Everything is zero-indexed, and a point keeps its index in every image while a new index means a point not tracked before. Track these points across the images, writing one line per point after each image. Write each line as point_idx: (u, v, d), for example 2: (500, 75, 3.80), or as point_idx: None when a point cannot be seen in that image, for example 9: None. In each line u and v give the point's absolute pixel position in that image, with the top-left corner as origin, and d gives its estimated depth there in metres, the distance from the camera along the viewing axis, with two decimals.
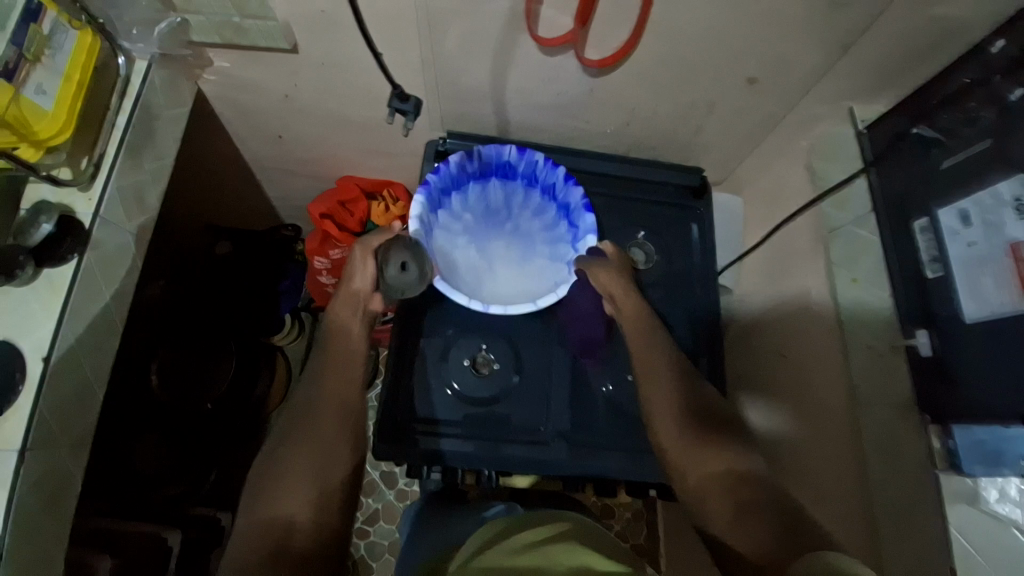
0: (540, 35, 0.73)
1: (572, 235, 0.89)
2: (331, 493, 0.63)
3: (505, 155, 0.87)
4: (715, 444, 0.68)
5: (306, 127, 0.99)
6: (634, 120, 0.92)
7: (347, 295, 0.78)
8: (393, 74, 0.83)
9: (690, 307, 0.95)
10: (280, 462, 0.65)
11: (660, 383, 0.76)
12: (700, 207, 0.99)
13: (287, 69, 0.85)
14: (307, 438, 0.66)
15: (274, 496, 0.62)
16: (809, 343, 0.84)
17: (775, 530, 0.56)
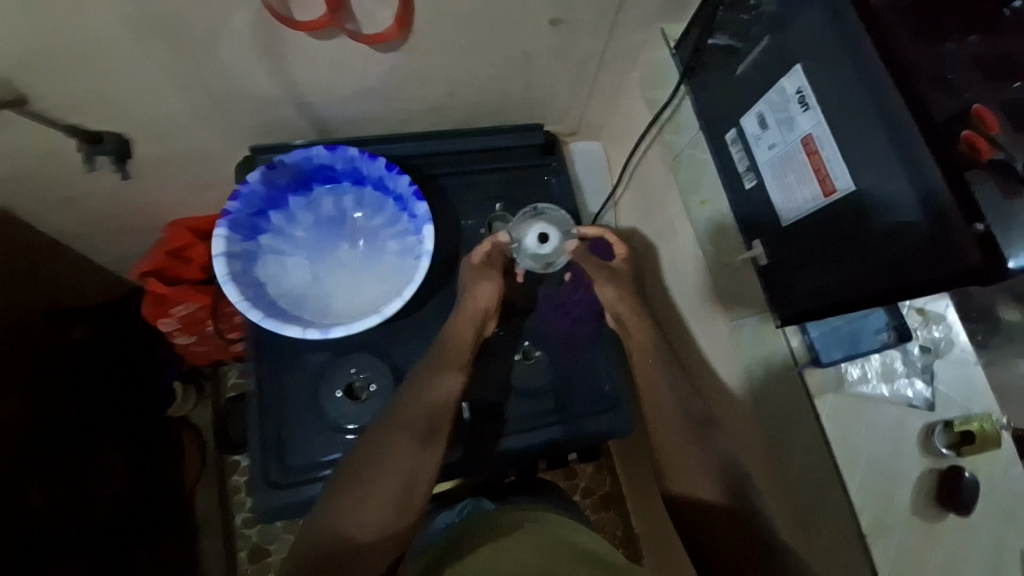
0: (299, 20, 0.65)
1: (415, 226, 0.82)
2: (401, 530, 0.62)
3: (317, 157, 0.78)
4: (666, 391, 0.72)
5: (97, 184, 0.85)
6: (457, 89, 0.85)
7: (475, 301, 0.79)
8: (158, 98, 0.72)
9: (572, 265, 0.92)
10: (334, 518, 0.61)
11: (649, 368, 0.74)
12: (553, 162, 0.95)
13: (30, 125, 0.71)
14: (392, 453, 0.64)
15: (346, 509, 0.60)
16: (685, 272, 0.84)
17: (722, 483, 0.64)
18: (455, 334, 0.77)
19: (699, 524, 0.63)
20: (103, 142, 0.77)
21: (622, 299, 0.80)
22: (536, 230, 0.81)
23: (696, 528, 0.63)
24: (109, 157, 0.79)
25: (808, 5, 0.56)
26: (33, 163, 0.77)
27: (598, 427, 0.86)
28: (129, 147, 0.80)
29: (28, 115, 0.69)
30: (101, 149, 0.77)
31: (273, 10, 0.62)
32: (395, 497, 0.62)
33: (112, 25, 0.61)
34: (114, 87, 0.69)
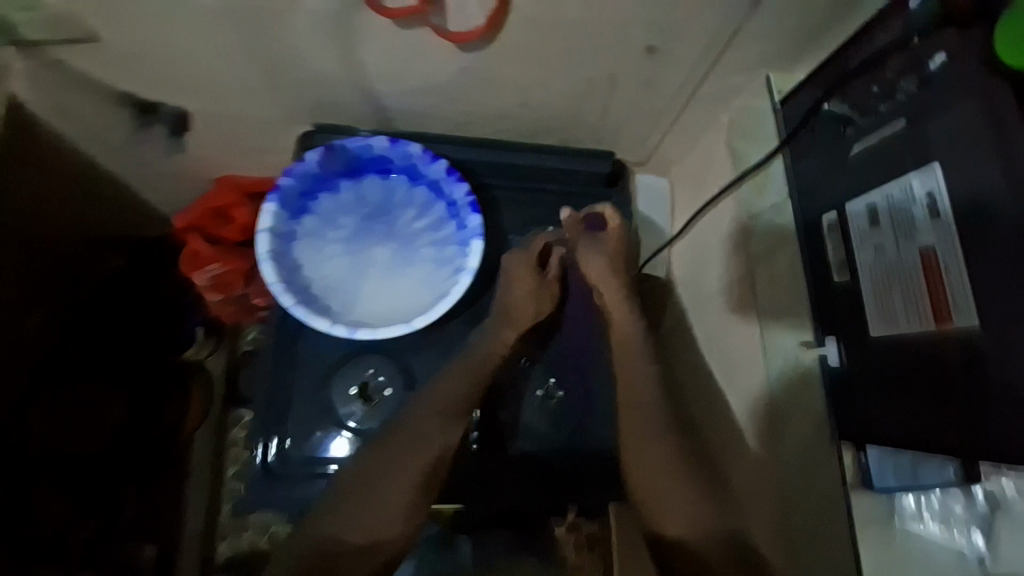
0: (385, 7, 0.61)
1: (460, 237, 0.77)
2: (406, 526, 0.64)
3: (375, 147, 0.74)
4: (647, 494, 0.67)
5: (152, 132, 0.84)
6: (530, 102, 0.80)
7: (506, 314, 0.79)
8: (224, 58, 0.69)
9: None
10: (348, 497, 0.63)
11: (639, 437, 0.71)
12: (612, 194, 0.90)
13: (98, 66, 0.69)
14: (400, 454, 0.65)
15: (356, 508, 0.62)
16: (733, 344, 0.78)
17: None
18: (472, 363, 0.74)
19: None
20: (160, 113, 0.79)
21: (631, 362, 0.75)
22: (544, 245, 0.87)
23: None
24: (165, 127, 0.81)
25: (959, 101, 0.50)
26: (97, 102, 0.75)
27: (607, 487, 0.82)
28: (189, 122, 0.82)
29: (96, 56, 0.67)
30: (157, 118, 0.80)
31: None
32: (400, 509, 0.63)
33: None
34: (187, 38, 0.66)
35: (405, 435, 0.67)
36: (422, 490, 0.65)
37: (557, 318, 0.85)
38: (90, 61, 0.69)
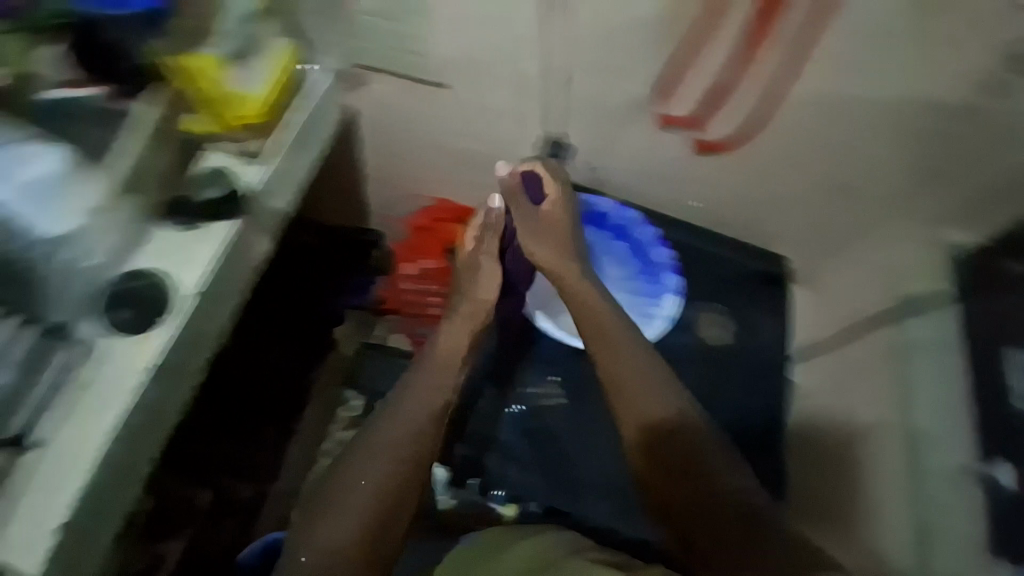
0: (671, 110, 0.82)
1: (651, 293, 0.89)
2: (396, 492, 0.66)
3: (602, 207, 0.92)
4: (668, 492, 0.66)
5: (418, 156, 1.04)
6: (729, 204, 0.94)
7: (473, 305, 0.85)
8: (523, 116, 0.89)
9: (771, 401, 0.86)
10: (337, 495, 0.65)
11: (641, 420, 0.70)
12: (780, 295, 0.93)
13: (427, 102, 0.92)
14: (386, 439, 0.69)
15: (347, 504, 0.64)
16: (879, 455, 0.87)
17: None
18: (445, 342, 0.81)
19: None
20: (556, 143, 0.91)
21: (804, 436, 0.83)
22: (713, 326, 0.89)
23: None
24: (549, 153, 0.93)
25: None
26: (404, 124, 0.98)
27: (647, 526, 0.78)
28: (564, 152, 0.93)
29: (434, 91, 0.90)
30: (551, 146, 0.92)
31: (665, 100, 0.81)
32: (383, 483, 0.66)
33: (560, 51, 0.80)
34: (507, 98, 0.87)
35: (408, 414, 0.72)
36: (416, 464, 0.69)
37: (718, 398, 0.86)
38: (425, 92, 0.91)
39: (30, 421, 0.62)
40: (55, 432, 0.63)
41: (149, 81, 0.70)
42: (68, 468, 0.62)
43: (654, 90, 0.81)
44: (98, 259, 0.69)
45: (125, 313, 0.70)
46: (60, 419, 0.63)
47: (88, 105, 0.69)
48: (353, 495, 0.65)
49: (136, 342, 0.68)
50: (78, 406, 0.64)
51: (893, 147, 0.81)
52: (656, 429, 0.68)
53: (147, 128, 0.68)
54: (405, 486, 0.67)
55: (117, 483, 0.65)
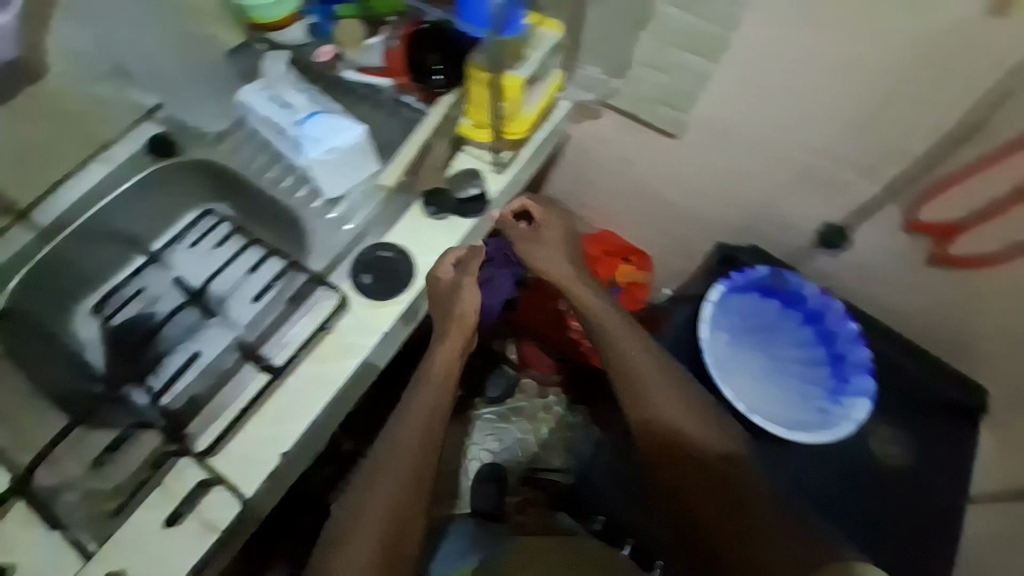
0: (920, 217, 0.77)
1: (835, 389, 0.85)
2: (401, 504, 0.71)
3: (804, 289, 0.87)
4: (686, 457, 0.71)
5: (616, 191, 1.08)
6: (943, 325, 0.86)
7: (458, 324, 0.79)
8: (746, 184, 0.89)
9: (923, 533, 0.84)
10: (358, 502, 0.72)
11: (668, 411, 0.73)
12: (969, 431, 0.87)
13: (650, 147, 0.94)
14: (399, 460, 0.73)
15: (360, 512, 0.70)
16: None
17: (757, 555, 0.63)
18: (443, 360, 0.79)
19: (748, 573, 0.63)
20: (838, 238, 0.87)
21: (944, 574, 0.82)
22: (886, 439, 0.87)
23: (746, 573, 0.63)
24: (828, 246, 0.89)
25: None
26: (614, 163, 1.02)
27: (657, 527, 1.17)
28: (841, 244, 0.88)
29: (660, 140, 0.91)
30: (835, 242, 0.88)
31: (922, 200, 0.76)
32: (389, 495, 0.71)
33: (824, 141, 0.77)
34: (735, 166, 0.88)
35: (409, 431, 0.75)
36: (414, 481, 0.73)
37: (875, 511, 0.85)
38: (649, 140, 0.93)
39: (284, 355, 0.72)
40: (296, 367, 0.72)
41: (451, 83, 0.77)
42: (305, 402, 0.71)
43: (914, 195, 0.76)
44: (351, 228, 0.79)
45: (368, 277, 0.77)
46: (299, 357, 0.72)
47: (385, 91, 0.82)
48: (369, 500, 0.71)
49: (368, 305, 0.76)
50: (324, 350, 0.73)
51: None
52: (672, 435, 0.72)
53: (434, 125, 0.77)
54: (403, 498, 0.71)
55: (325, 425, 0.74)
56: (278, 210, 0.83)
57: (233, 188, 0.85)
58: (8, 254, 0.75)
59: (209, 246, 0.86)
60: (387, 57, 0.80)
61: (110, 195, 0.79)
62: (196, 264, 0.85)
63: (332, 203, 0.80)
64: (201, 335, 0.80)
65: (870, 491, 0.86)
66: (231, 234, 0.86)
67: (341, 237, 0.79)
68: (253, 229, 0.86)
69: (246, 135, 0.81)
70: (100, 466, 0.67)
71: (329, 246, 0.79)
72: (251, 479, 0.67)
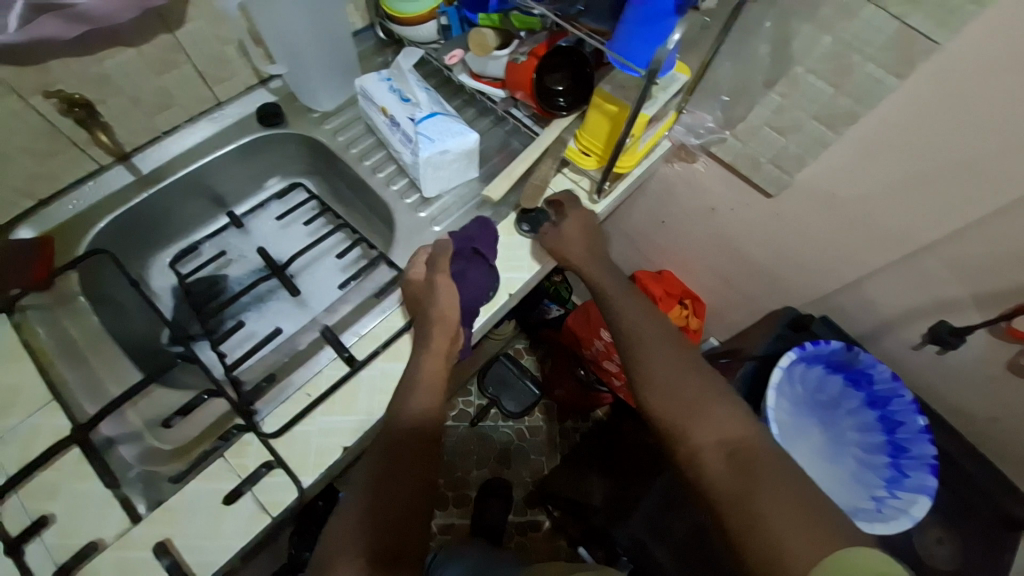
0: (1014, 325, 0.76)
1: (892, 478, 0.85)
2: (384, 518, 0.58)
3: (875, 370, 0.86)
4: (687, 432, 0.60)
5: (693, 233, 1.11)
6: (1000, 423, 0.88)
7: (440, 325, 0.68)
8: (832, 254, 0.91)
9: None
10: (338, 530, 0.59)
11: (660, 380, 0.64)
12: (1014, 540, 0.87)
13: (742, 198, 0.96)
14: (372, 480, 0.60)
15: (337, 540, 0.57)
16: None
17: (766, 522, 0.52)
18: (429, 369, 0.66)
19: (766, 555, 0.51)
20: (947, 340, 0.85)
21: None
22: (932, 533, 0.86)
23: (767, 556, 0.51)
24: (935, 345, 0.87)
25: None
26: (699, 210, 1.05)
27: None
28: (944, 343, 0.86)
29: (755, 196, 0.93)
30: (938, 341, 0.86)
31: (1014, 308, 0.76)
32: (367, 515, 0.58)
33: (925, 232, 0.77)
34: (826, 235, 0.89)
35: (398, 439, 0.62)
36: (407, 497, 0.59)
37: None
38: (743, 193, 0.95)
39: (360, 347, 0.71)
40: (371, 361, 0.70)
41: (570, 107, 0.76)
42: (375, 398, 0.68)
43: (1008, 300, 0.76)
44: (440, 229, 0.79)
45: None
46: (377, 352, 0.70)
47: (498, 100, 0.81)
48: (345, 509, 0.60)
49: None
50: (401, 348, 0.71)
51: None
52: (672, 417, 0.61)
53: (546, 145, 0.78)
54: (387, 509, 0.59)
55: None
56: (371, 198, 0.83)
57: (327, 169, 0.87)
58: (106, 192, 0.76)
59: (298, 217, 0.88)
60: (507, 71, 0.76)
61: (214, 156, 0.81)
62: (272, 235, 0.87)
63: (426, 203, 0.81)
64: (271, 306, 0.82)
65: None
66: (314, 212, 0.89)
67: (429, 236, 0.79)
68: (334, 210, 0.89)
69: (350, 126, 0.85)
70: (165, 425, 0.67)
71: (416, 243, 0.78)
72: (311, 467, 0.63)
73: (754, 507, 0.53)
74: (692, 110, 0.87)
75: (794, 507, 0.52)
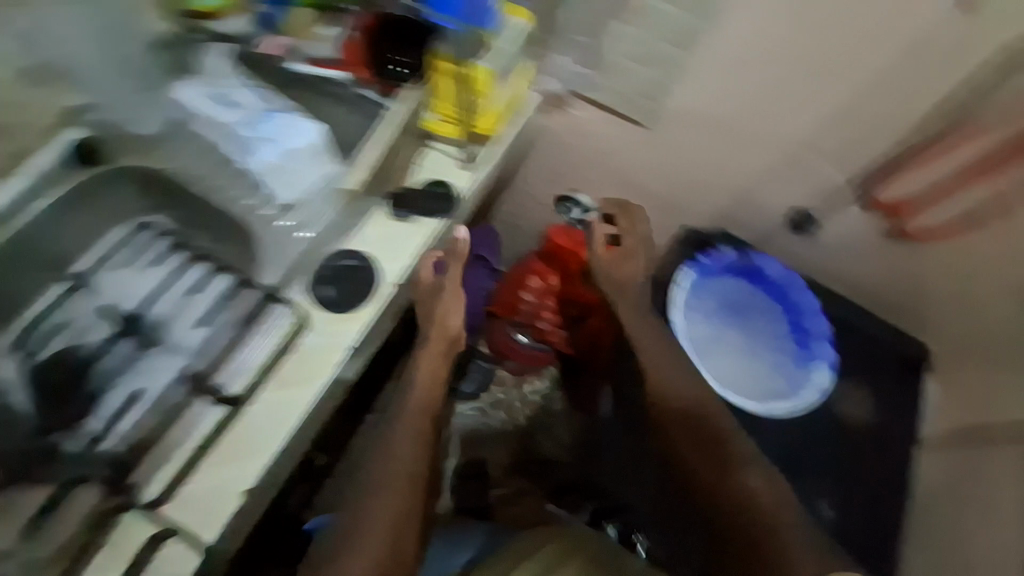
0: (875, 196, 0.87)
1: (802, 358, 0.93)
2: (401, 521, 0.70)
3: (767, 267, 0.94)
4: (697, 423, 0.76)
5: (590, 178, 1.10)
6: (883, 283, 0.98)
7: (440, 329, 0.86)
8: (713, 169, 0.94)
9: (878, 478, 0.92)
10: (354, 519, 0.70)
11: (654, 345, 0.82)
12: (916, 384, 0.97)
13: (626, 134, 0.95)
14: (386, 476, 0.73)
15: (349, 544, 0.67)
16: (986, 552, 0.86)
17: (754, 505, 0.68)
18: (429, 363, 0.85)
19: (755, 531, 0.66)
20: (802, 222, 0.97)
21: (898, 504, 0.91)
22: (851, 396, 0.94)
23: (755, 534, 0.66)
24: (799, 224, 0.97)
25: None
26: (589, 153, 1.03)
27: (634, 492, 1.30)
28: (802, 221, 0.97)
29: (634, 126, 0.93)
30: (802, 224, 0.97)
31: None
32: (391, 517, 0.70)
33: (795, 127, 0.86)
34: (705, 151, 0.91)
35: (406, 434, 0.78)
36: (406, 487, 0.73)
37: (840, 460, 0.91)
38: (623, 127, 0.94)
39: (244, 385, 0.67)
40: (258, 397, 0.68)
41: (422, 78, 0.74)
42: (267, 433, 0.67)
43: None
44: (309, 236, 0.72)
45: (332, 289, 0.73)
46: (261, 385, 0.68)
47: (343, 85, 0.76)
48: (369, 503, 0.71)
49: (332, 317, 0.73)
50: (288, 373, 0.69)
51: None
52: (695, 408, 0.77)
53: (398, 121, 0.73)
54: (399, 501, 0.71)
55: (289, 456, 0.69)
56: (217, 218, 0.72)
57: (175, 200, 0.71)
58: None
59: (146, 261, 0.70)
60: (342, 50, 0.77)
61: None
62: (129, 286, 0.68)
63: (288, 209, 0.72)
64: (145, 371, 0.65)
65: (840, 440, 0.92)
66: (165, 250, 0.71)
67: (294, 246, 0.72)
68: (198, 242, 0.73)
69: None
70: (32, 529, 0.55)
71: (281, 257, 0.71)
72: (211, 525, 0.62)
73: (746, 491, 0.69)
74: (554, 60, 0.88)
75: (776, 489, 0.69)
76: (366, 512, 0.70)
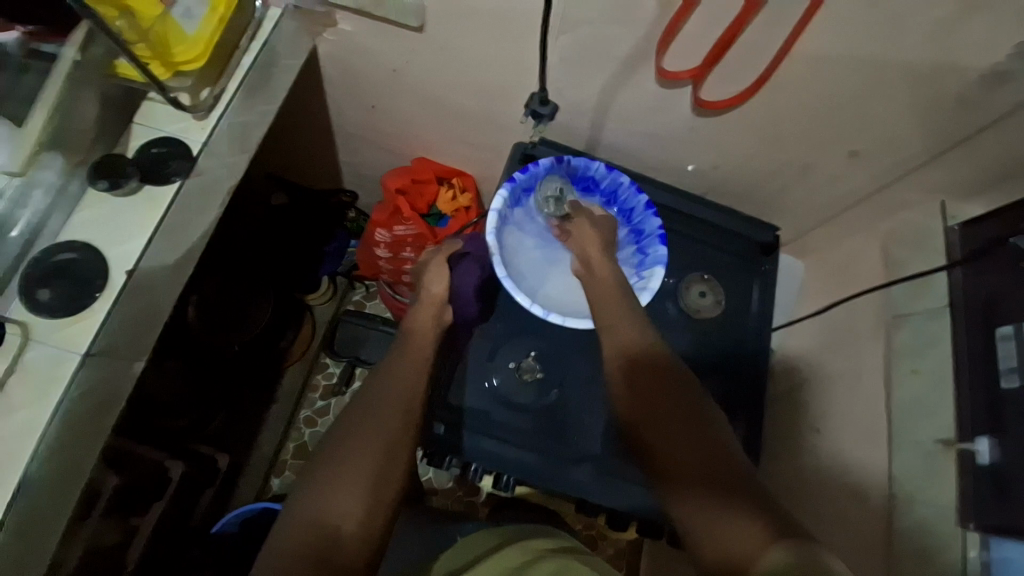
0: (665, 68, 0.75)
1: (638, 259, 0.87)
2: (381, 499, 0.60)
3: (592, 170, 0.87)
4: (655, 372, 0.68)
5: (399, 108, 0.96)
6: (722, 164, 0.92)
7: (429, 296, 0.84)
8: (504, 72, 0.82)
9: (733, 367, 0.90)
10: (331, 472, 0.60)
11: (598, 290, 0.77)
12: (767, 264, 0.95)
13: (405, 46, 0.82)
14: (371, 431, 0.64)
15: (326, 501, 0.58)
16: (843, 412, 0.87)
17: (699, 462, 0.58)
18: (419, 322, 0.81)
19: (701, 497, 0.55)
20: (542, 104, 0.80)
21: (759, 387, 0.90)
22: (697, 286, 0.92)
23: (696, 492, 0.56)
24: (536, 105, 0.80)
25: None
26: (383, 78, 0.90)
27: (567, 469, 0.84)
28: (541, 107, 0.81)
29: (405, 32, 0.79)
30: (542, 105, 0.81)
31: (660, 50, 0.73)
32: (365, 487, 0.60)
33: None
34: (489, 52, 0.79)
35: (394, 393, 0.70)
36: (388, 452, 0.63)
37: (694, 354, 0.90)
38: (396, 36, 0.81)
39: None
40: None
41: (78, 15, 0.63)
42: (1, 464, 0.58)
43: (654, 39, 0.71)
44: (19, 232, 0.64)
45: (48, 288, 0.63)
46: None
47: (14, 49, 0.65)
48: (343, 453, 0.62)
49: (56, 327, 0.63)
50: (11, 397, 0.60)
51: (899, 107, 0.73)
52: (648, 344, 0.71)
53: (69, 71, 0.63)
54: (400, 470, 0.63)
55: (56, 482, 0.61)
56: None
57: None
58: None
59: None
60: None
61: None
62: None
63: None
64: None
65: (693, 334, 0.91)
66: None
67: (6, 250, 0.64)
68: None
69: None
70: None
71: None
72: None
73: (711, 447, 0.60)
74: None
75: (723, 441, 0.61)
76: (338, 460, 0.61)
